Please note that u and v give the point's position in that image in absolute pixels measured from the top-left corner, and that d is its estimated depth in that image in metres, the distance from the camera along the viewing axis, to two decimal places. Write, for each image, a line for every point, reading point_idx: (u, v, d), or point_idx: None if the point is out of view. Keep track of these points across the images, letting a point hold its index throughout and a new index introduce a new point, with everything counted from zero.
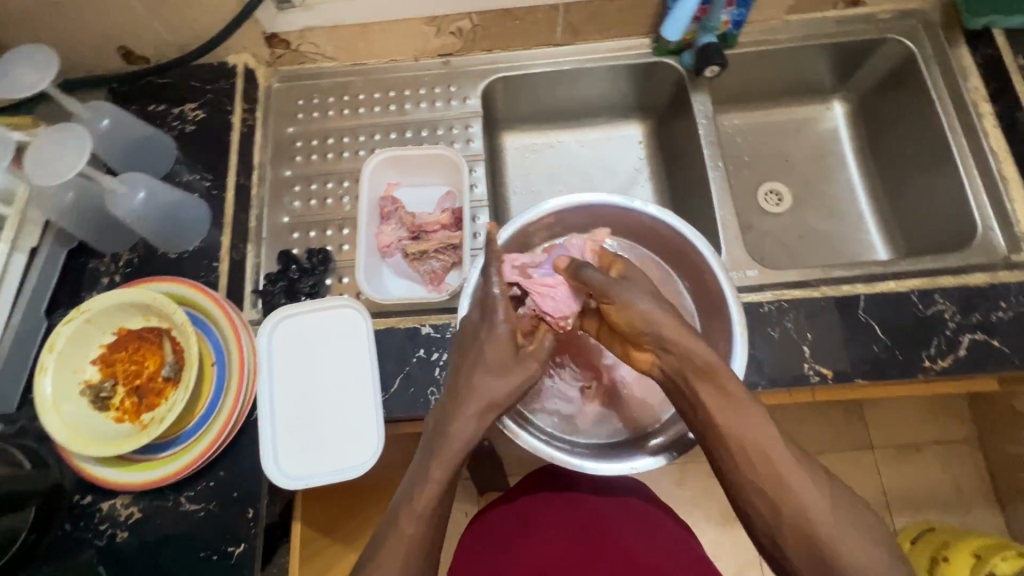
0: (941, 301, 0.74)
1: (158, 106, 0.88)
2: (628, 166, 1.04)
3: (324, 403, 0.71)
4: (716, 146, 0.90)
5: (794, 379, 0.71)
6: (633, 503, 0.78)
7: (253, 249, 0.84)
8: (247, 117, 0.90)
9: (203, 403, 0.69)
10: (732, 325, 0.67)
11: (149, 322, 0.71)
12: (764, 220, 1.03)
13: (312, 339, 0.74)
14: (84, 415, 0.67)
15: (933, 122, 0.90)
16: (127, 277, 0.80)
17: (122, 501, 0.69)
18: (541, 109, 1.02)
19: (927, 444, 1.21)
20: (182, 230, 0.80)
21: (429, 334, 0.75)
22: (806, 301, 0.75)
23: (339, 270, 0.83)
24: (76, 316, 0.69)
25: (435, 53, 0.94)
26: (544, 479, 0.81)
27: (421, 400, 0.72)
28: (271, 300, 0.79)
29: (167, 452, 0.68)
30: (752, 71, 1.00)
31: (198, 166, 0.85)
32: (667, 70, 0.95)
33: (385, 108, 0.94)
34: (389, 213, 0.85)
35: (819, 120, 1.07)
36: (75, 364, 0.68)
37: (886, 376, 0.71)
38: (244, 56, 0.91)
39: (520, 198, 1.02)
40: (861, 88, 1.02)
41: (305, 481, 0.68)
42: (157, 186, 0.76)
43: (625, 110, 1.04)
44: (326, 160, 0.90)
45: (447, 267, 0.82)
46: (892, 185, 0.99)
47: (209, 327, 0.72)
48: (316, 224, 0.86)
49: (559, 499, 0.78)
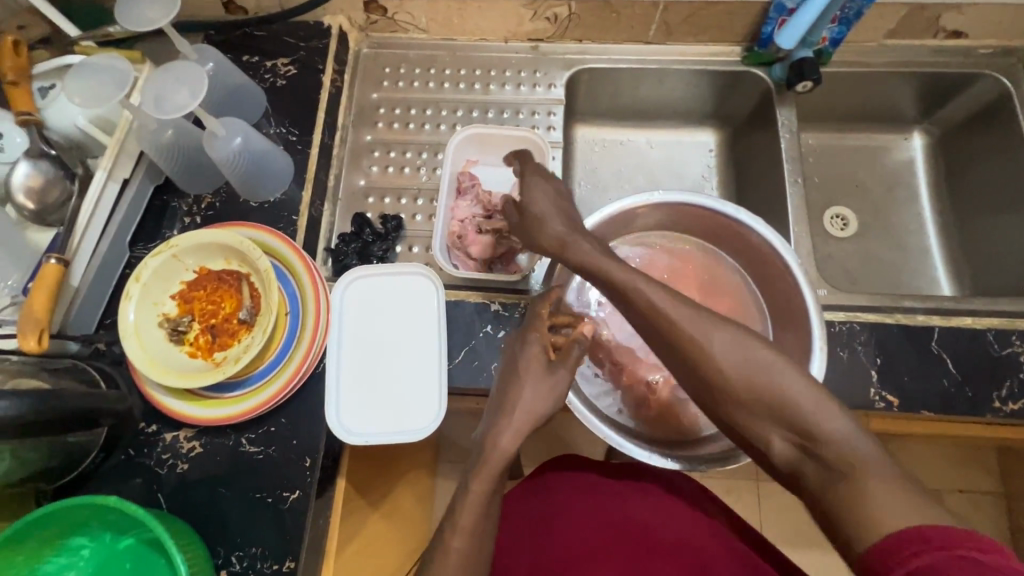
0: (1018, 343, 0.73)
1: (252, 58, 0.90)
2: (697, 172, 1.04)
3: (390, 366, 0.72)
4: (797, 162, 0.89)
5: (859, 403, 0.71)
6: (658, 491, 0.75)
7: (328, 209, 0.86)
8: (336, 78, 0.91)
9: (274, 350, 0.70)
10: (812, 337, 0.67)
11: (230, 265, 0.73)
12: (827, 243, 1.02)
13: (385, 302, 0.75)
14: (160, 346, 0.69)
15: (1022, 163, 0.89)
16: (207, 220, 0.81)
17: (185, 435, 0.71)
18: (620, 105, 1.02)
19: (951, 491, 1.19)
20: (266, 180, 0.81)
21: (498, 311, 0.75)
22: (878, 326, 0.74)
23: (410, 239, 0.84)
24: (165, 250, 0.71)
25: (526, 37, 0.95)
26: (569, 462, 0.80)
27: (484, 374, 0.72)
28: (343, 260, 0.81)
29: (234, 393, 0.70)
30: (838, 91, 0.99)
31: (285, 120, 0.87)
32: (755, 81, 0.95)
33: (469, 86, 0.94)
34: (466, 188, 0.85)
35: (896, 150, 1.05)
36: (156, 296, 0.71)
37: (954, 412, 0.70)
38: (340, 18, 0.92)
39: (586, 191, 1.02)
40: (946, 123, 1.01)
41: (364, 438, 0.69)
42: (253, 134, 0.77)
43: (702, 116, 1.04)
44: (408, 130, 0.92)
45: (517, 248, 0.81)
46: (966, 224, 0.97)
47: (287, 277, 0.73)
48: (391, 191, 0.88)
49: (582, 481, 0.77)
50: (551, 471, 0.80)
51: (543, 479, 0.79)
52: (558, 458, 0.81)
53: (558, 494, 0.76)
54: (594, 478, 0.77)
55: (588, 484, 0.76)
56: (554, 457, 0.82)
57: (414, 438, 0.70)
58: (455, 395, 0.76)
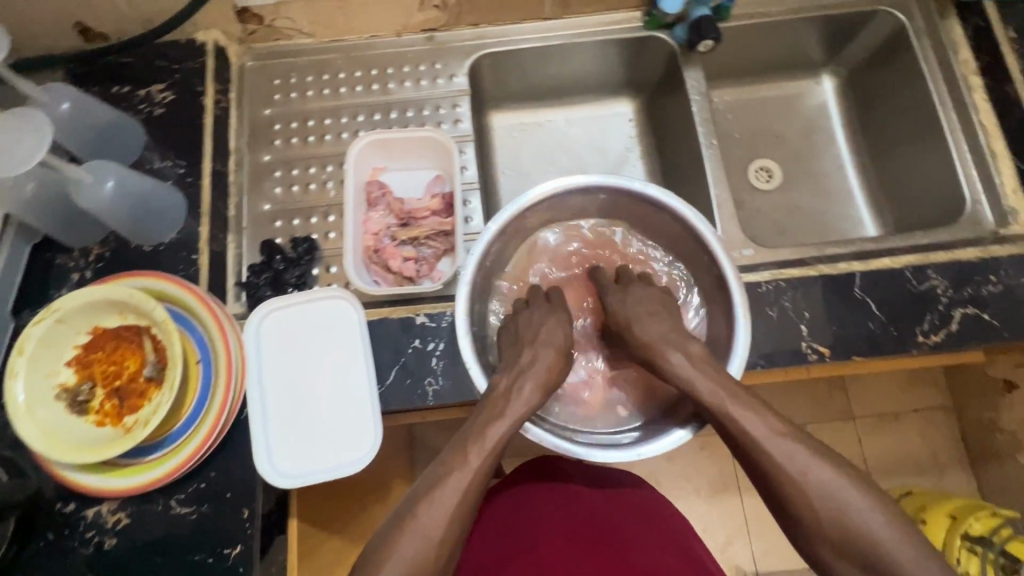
0: (934, 276, 0.74)
1: (122, 88, 0.82)
2: (618, 145, 1.02)
3: (317, 400, 0.69)
4: (709, 123, 0.88)
5: (792, 354, 0.72)
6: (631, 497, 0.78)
7: (233, 240, 0.80)
8: (220, 99, 0.84)
9: (189, 404, 0.66)
10: (734, 307, 0.67)
11: (126, 320, 0.67)
12: (755, 197, 1.02)
13: (303, 333, 0.71)
14: (62, 420, 0.64)
15: (923, 97, 0.90)
16: (98, 273, 0.75)
17: (108, 508, 0.66)
18: (531, 86, 0.99)
19: (904, 412, 1.25)
20: (155, 221, 0.75)
21: (424, 323, 0.72)
22: (802, 279, 0.74)
23: (327, 260, 0.79)
24: (47, 316, 0.64)
25: (419, 28, 0.90)
26: (546, 469, 0.81)
27: (419, 391, 0.70)
28: (256, 293, 0.76)
29: (153, 455, 0.65)
30: (743, 44, 0.98)
31: (170, 152, 0.80)
32: (659, 45, 0.92)
33: (367, 88, 0.89)
34: (376, 198, 0.82)
35: (810, 95, 1.05)
36: (48, 367, 0.65)
37: (882, 352, 0.72)
38: (214, 32, 0.85)
39: (510, 180, 0.99)
40: (850, 64, 1.02)
41: (301, 480, 0.66)
42: (128, 175, 0.71)
43: (616, 87, 1.01)
44: (308, 143, 0.86)
45: (438, 254, 0.79)
46: (882, 161, 0.99)
47: (192, 324, 0.68)
48: (299, 212, 0.82)
49: (559, 490, 0.78)
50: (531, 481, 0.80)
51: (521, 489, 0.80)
52: (540, 458, 0.83)
53: (538, 503, 0.77)
54: (574, 487, 0.79)
55: (566, 489, 0.79)
56: (535, 458, 0.84)
57: (353, 470, 0.67)
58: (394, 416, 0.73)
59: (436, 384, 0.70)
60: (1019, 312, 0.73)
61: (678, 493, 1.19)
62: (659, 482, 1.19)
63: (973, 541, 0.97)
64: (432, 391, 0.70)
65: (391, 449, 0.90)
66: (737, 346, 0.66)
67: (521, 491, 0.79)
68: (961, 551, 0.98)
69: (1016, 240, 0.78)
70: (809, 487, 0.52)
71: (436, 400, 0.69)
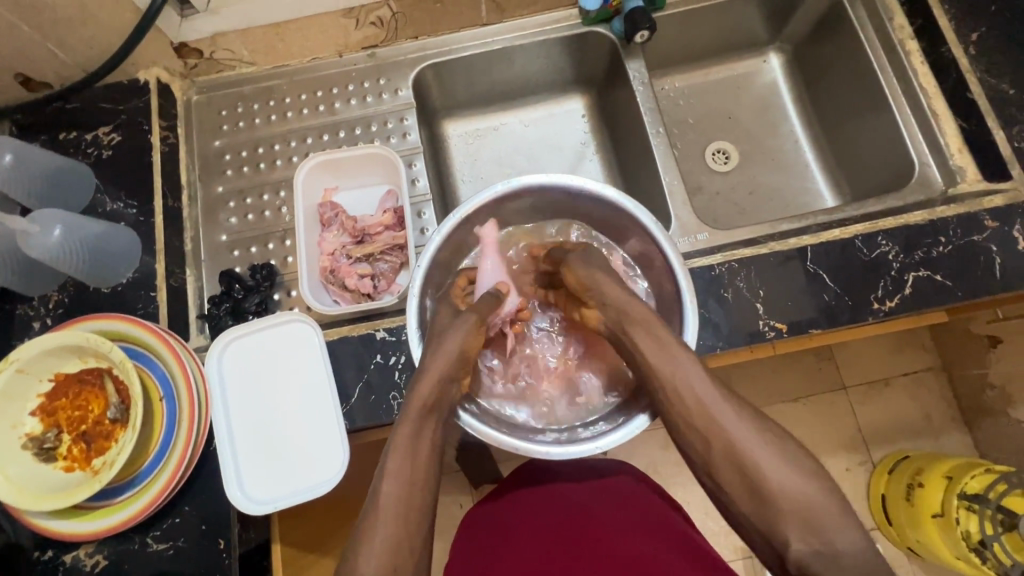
0: (885, 243, 0.76)
1: (69, 135, 0.83)
2: (573, 141, 1.01)
3: (284, 424, 0.70)
4: (655, 112, 0.88)
5: (752, 336, 0.74)
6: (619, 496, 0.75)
7: (192, 273, 0.81)
8: (168, 135, 0.85)
9: (156, 441, 0.67)
10: (682, 292, 0.68)
11: (87, 364, 0.67)
12: (713, 179, 1.01)
13: (265, 359, 0.72)
14: (29, 469, 0.64)
15: (864, 66, 0.90)
16: (60, 319, 0.76)
17: (86, 551, 0.67)
18: (478, 92, 0.98)
19: (895, 376, 1.22)
20: (110, 263, 0.76)
21: (385, 338, 0.73)
22: (757, 258, 0.76)
23: (287, 284, 0.80)
24: (5, 368, 0.64)
25: (360, 46, 0.91)
26: (529, 472, 0.78)
27: (384, 407, 0.70)
28: (217, 323, 0.77)
29: (124, 495, 0.66)
30: (685, 30, 0.97)
31: (121, 193, 0.81)
32: (599, 40, 0.92)
33: (313, 109, 0.89)
34: (329, 219, 0.83)
35: (758, 74, 1.05)
36: (13, 418, 0.65)
37: (838, 322, 0.74)
38: (155, 70, 0.85)
39: (469, 187, 0.99)
40: (795, 38, 1.01)
41: (273, 504, 0.67)
42: (76, 220, 0.72)
43: (565, 85, 1.01)
44: (259, 170, 0.86)
45: (395, 268, 0.81)
46: (833, 133, 0.98)
47: (153, 361, 0.69)
48: (256, 239, 0.83)
49: (543, 492, 0.75)
50: (514, 487, 0.77)
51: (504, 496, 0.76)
52: (525, 466, 0.79)
53: (522, 509, 0.74)
54: (562, 490, 0.75)
55: (551, 494, 0.75)
56: (519, 465, 0.80)
57: (325, 490, 0.68)
58: (364, 431, 0.74)
59: (400, 398, 0.71)
60: (971, 270, 0.74)
61: (675, 480, 1.16)
62: (654, 474, 1.17)
63: (968, 500, 0.97)
64: (397, 405, 0.70)
65: None
66: (687, 330, 0.67)
67: (505, 498, 0.76)
68: (959, 510, 0.99)
69: (965, 198, 0.78)
70: (755, 462, 0.53)
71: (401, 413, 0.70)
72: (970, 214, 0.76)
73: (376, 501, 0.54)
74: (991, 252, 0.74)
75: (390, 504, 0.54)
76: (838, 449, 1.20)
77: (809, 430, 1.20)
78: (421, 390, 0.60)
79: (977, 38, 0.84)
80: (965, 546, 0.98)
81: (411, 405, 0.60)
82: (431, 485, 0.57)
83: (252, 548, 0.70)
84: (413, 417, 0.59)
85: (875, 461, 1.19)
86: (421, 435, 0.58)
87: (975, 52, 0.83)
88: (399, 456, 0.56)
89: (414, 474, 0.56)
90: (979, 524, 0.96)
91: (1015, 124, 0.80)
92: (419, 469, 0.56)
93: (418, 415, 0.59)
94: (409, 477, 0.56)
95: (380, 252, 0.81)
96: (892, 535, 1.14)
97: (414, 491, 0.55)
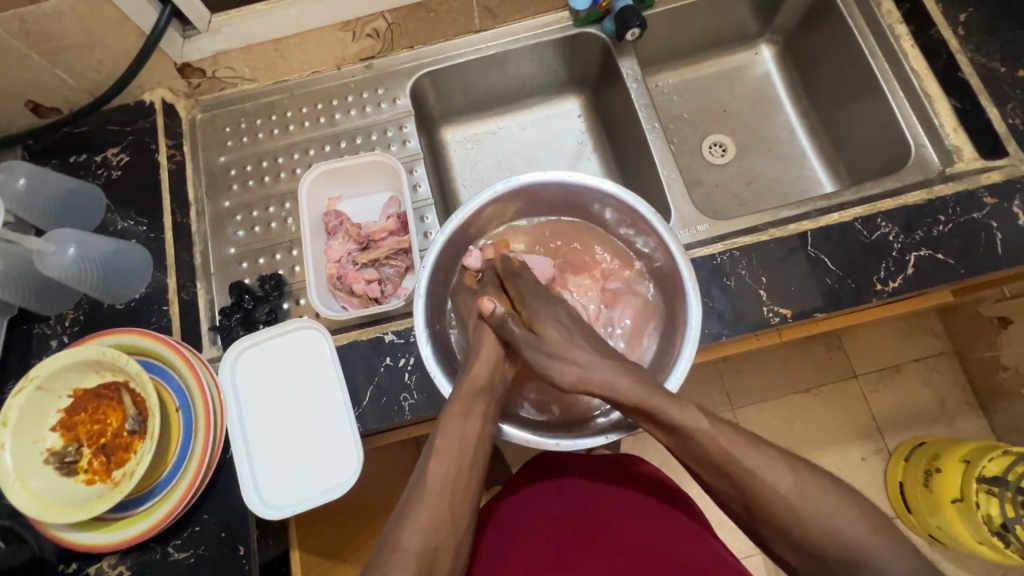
0: (884, 224, 0.76)
1: (79, 157, 0.85)
2: (571, 141, 1.03)
3: (297, 430, 0.71)
4: (650, 108, 0.89)
5: (756, 324, 0.74)
6: (628, 487, 0.74)
7: (203, 286, 0.83)
8: (174, 154, 0.87)
9: (173, 451, 0.68)
10: (685, 283, 0.69)
11: (105, 378, 0.69)
12: (711, 172, 1.02)
13: (275, 367, 0.73)
14: (52, 484, 0.65)
15: (854, 52, 0.90)
16: (76, 336, 0.77)
17: (109, 562, 0.68)
18: (475, 99, 1.00)
19: (906, 363, 1.21)
20: (123, 279, 0.77)
21: (394, 340, 0.74)
22: (757, 246, 0.77)
23: (296, 293, 0.82)
24: (26, 385, 0.66)
25: (357, 58, 0.93)
26: (540, 465, 0.76)
27: (395, 408, 0.71)
28: (228, 334, 0.78)
29: (145, 505, 0.67)
30: (675, 27, 0.98)
31: (131, 211, 0.83)
32: (591, 40, 0.94)
33: (314, 122, 0.91)
34: (335, 227, 0.84)
35: (750, 66, 1.06)
36: (34, 434, 0.66)
37: (842, 306, 0.74)
38: (160, 91, 0.88)
39: (471, 190, 1.00)
40: (785, 29, 1.02)
41: (289, 509, 0.68)
42: (88, 239, 0.74)
43: (560, 86, 1.02)
44: (264, 183, 0.88)
45: (401, 272, 0.82)
46: (829, 120, 0.99)
47: (168, 373, 0.70)
48: (264, 250, 0.84)
49: (556, 487, 0.74)
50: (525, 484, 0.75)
51: (516, 493, 0.75)
52: (536, 458, 0.78)
53: (530, 504, 0.73)
54: (572, 480, 0.74)
55: (561, 487, 0.74)
56: (531, 459, 0.79)
57: (341, 493, 0.69)
58: (375, 434, 0.75)
59: (411, 399, 0.72)
60: (974, 248, 0.74)
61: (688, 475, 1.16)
62: (668, 470, 1.16)
63: (987, 484, 0.97)
64: (408, 406, 0.71)
65: (387, 469, 0.91)
66: (690, 320, 0.68)
67: (515, 494, 0.75)
68: (978, 494, 0.98)
69: (963, 176, 0.79)
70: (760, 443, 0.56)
71: (413, 414, 0.71)
72: (969, 192, 0.77)
73: (424, 478, 0.58)
74: (992, 229, 0.75)
75: (436, 482, 0.58)
76: (851, 437, 1.19)
77: (821, 420, 1.20)
78: (477, 372, 0.64)
79: (965, 19, 0.85)
80: (987, 530, 0.97)
81: (463, 387, 0.63)
82: (476, 472, 0.60)
83: (271, 557, 0.70)
84: (464, 397, 0.62)
85: (891, 448, 1.18)
86: (479, 423, 0.62)
87: (964, 32, 0.84)
88: (448, 438, 0.60)
89: (462, 457, 0.59)
90: (999, 508, 0.95)
91: (1009, 102, 0.81)
92: (466, 447, 0.60)
93: (469, 393, 0.62)
94: (457, 461, 0.59)
95: (382, 258, 0.82)
96: (912, 523, 1.13)
97: (461, 478, 0.59)
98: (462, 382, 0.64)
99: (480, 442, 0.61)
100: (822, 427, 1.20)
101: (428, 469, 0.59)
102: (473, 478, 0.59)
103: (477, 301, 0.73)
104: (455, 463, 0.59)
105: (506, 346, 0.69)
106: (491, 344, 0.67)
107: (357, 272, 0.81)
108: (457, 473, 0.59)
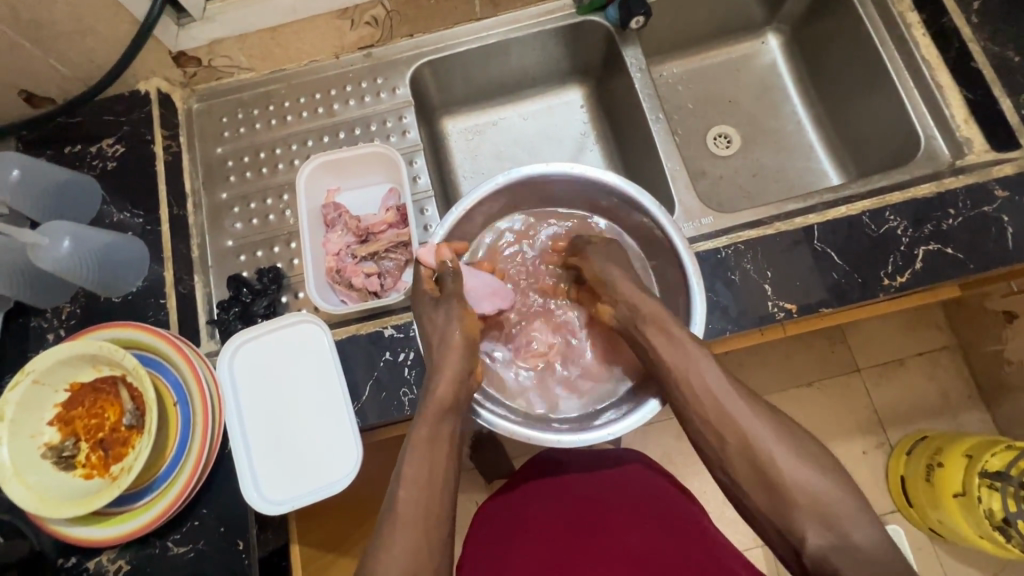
0: (893, 218, 0.75)
1: (74, 147, 0.83)
2: (573, 132, 1.01)
3: (296, 424, 0.70)
4: (654, 98, 0.87)
5: (761, 319, 0.73)
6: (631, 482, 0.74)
7: (200, 279, 0.82)
8: (170, 144, 0.85)
9: (171, 445, 0.68)
10: (688, 276, 0.68)
11: (102, 372, 0.68)
12: (715, 164, 1.00)
13: (274, 361, 0.72)
14: (50, 479, 0.65)
15: (864, 40, 0.88)
16: (72, 329, 0.77)
17: (109, 556, 0.68)
18: (476, 88, 0.98)
19: (909, 356, 1.20)
20: (120, 273, 0.77)
21: (393, 335, 0.74)
22: (763, 240, 0.76)
23: (294, 286, 0.81)
24: (22, 379, 0.65)
25: (355, 47, 0.91)
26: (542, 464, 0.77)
27: (394, 403, 0.71)
28: (227, 328, 0.77)
29: (142, 501, 0.67)
30: (679, 15, 0.96)
31: (128, 204, 0.82)
32: (595, 28, 0.92)
33: (312, 112, 0.89)
34: (333, 220, 0.83)
35: (756, 55, 1.04)
36: (31, 428, 0.65)
37: (848, 300, 0.73)
38: (155, 80, 0.86)
39: (472, 182, 0.99)
40: (792, 18, 0.99)
41: (290, 503, 0.68)
42: (82, 231, 0.73)
43: (563, 76, 1.00)
44: (262, 174, 0.87)
45: (401, 264, 0.82)
46: (836, 111, 0.97)
47: (166, 367, 0.70)
48: (262, 242, 0.83)
49: (559, 482, 0.74)
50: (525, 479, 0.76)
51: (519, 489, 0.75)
52: (537, 456, 0.78)
53: (532, 502, 0.73)
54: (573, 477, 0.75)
55: (563, 484, 0.74)
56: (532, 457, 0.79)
57: (340, 489, 0.69)
58: (376, 429, 0.75)
59: (411, 394, 0.71)
60: (983, 242, 0.73)
61: (688, 469, 1.15)
62: (669, 464, 1.16)
63: (989, 478, 0.96)
64: (408, 401, 0.71)
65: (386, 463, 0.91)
66: (695, 313, 0.67)
67: (518, 490, 0.75)
68: (980, 488, 0.98)
69: (974, 168, 0.77)
70: (761, 450, 0.55)
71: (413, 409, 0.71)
72: (980, 185, 0.75)
73: (394, 506, 0.55)
74: (1003, 223, 0.73)
75: (408, 510, 0.55)
76: (853, 431, 1.18)
77: (823, 415, 1.19)
78: (440, 392, 0.62)
79: (979, 7, 0.83)
80: (988, 524, 0.96)
81: (428, 407, 0.61)
82: (450, 492, 0.58)
83: (271, 550, 0.70)
84: (431, 417, 0.60)
85: (893, 442, 1.17)
86: (447, 442, 0.60)
87: (977, 20, 0.82)
88: (415, 463, 0.57)
89: (432, 478, 0.57)
90: (1002, 501, 0.94)
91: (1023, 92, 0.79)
92: (436, 469, 0.58)
93: (437, 414, 0.60)
94: (427, 484, 0.57)
95: (380, 250, 0.81)
96: (914, 517, 1.12)
97: (434, 501, 0.56)
98: (426, 406, 0.61)
99: (451, 459, 0.60)
100: (824, 421, 1.19)
101: (396, 495, 0.56)
102: (446, 498, 0.57)
103: (440, 311, 0.66)
104: (424, 487, 0.56)
105: (470, 364, 0.65)
106: (456, 356, 0.64)
107: (354, 266, 0.81)
108: (428, 493, 0.56)
